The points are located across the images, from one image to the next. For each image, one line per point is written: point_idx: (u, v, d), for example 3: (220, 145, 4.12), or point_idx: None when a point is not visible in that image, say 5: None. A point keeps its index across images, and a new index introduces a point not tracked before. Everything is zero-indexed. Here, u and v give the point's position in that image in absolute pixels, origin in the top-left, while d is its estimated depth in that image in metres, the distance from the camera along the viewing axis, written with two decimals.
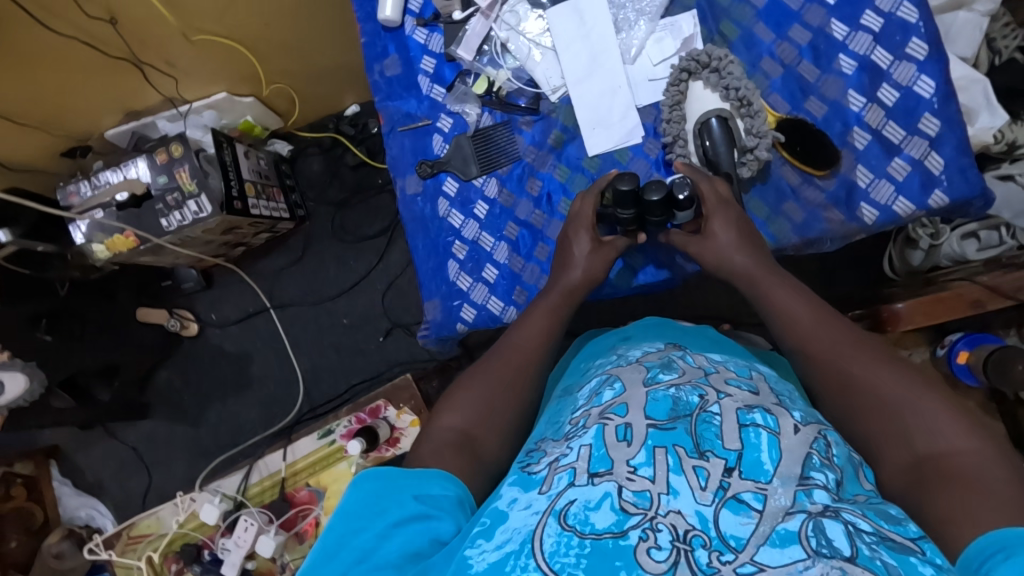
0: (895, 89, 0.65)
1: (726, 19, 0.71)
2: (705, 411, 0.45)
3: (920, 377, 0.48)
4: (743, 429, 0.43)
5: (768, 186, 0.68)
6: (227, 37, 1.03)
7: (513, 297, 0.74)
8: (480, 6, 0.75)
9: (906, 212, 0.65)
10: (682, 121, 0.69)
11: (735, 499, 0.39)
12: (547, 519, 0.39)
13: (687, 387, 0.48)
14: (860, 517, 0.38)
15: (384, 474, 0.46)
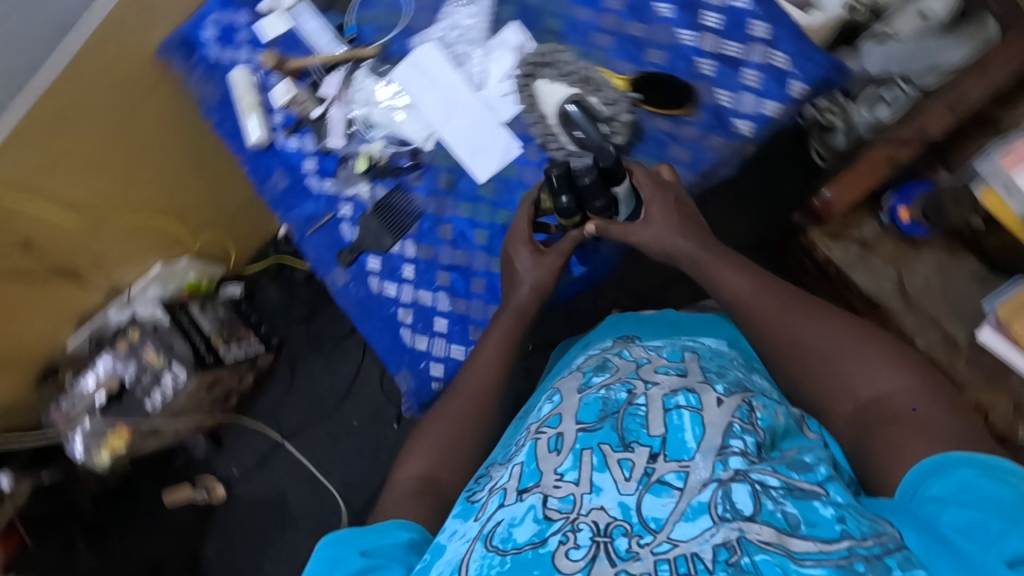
0: (716, 12, 0.69)
1: (547, 16, 0.74)
2: (633, 405, 0.49)
3: (856, 333, 0.54)
4: (667, 413, 0.47)
5: (648, 141, 0.70)
6: (136, 212, 1.07)
7: (469, 337, 0.76)
8: (332, 97, 0.80)
9: (776, 110, 0.68)
10: (543, 124, 0.72)
11: (659, 482, 0.43)
12: (473, 547, 0.43)
13: (616, 385, 0.52)
14: (769, 474, 0.42)
15: (351, 534, 0.50)
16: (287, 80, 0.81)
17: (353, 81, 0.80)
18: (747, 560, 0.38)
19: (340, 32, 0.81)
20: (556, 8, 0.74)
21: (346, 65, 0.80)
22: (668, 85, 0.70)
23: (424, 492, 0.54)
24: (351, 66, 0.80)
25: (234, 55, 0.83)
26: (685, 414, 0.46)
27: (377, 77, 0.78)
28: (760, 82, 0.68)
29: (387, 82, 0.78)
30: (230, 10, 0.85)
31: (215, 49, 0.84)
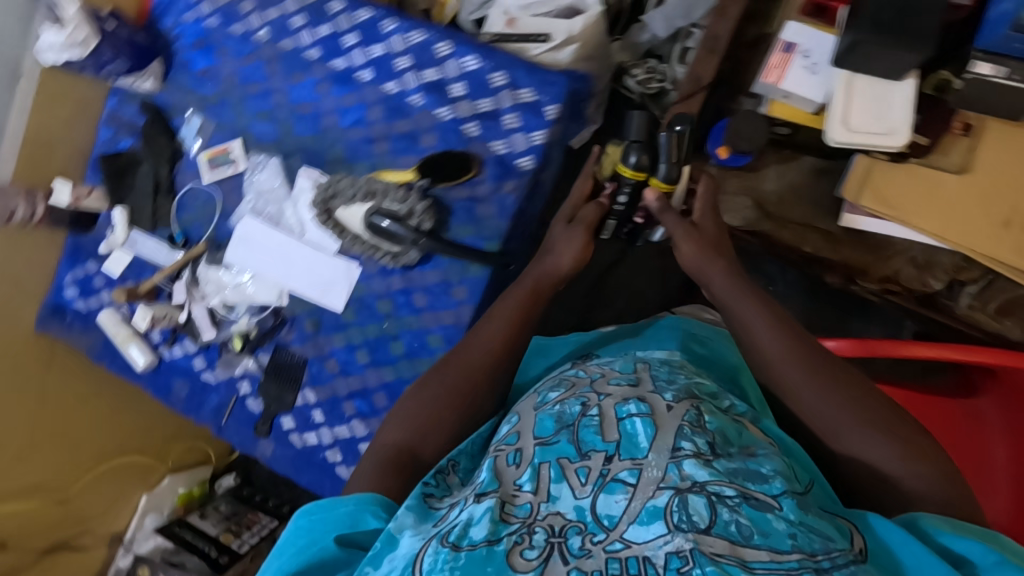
0: (457, 83, 0.76)
1: (327, 148, 0.80)
2: (585, 416, 0.52)
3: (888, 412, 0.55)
4: (620, 422, 0.50)
5: (456, 212, 0.76)
6: (92, 468, 1.04)
7: None
8: (185, 300, 0.85)
9: (545, 137, 0.74)
10: (357, 236, 0.76)
11: (613, 480, 0.47)
12: (428, 543, 0.45)
13: (570, 400, 0.54)
14: (724, 484, 0.46)
15: (339, 499, 0.53)
16: (144, 304, 0.86)
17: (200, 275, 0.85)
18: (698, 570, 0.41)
19: (171, 239, 0.87)
20: (332, 137, 0.80)
21: (186, 266, 0.85)
22: (453, 161, 0.75)
23: (399, 471, 0.58)
24: (192, 264, 0.85)
25: (99, 301, 0.90)
26: (638, 419, 0.50)
27: (217, 264, 0.84)
28: (520, 122, 0.74)
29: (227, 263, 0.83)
30: (80, 264, 0.91)
31: (83, 304, 0.91)
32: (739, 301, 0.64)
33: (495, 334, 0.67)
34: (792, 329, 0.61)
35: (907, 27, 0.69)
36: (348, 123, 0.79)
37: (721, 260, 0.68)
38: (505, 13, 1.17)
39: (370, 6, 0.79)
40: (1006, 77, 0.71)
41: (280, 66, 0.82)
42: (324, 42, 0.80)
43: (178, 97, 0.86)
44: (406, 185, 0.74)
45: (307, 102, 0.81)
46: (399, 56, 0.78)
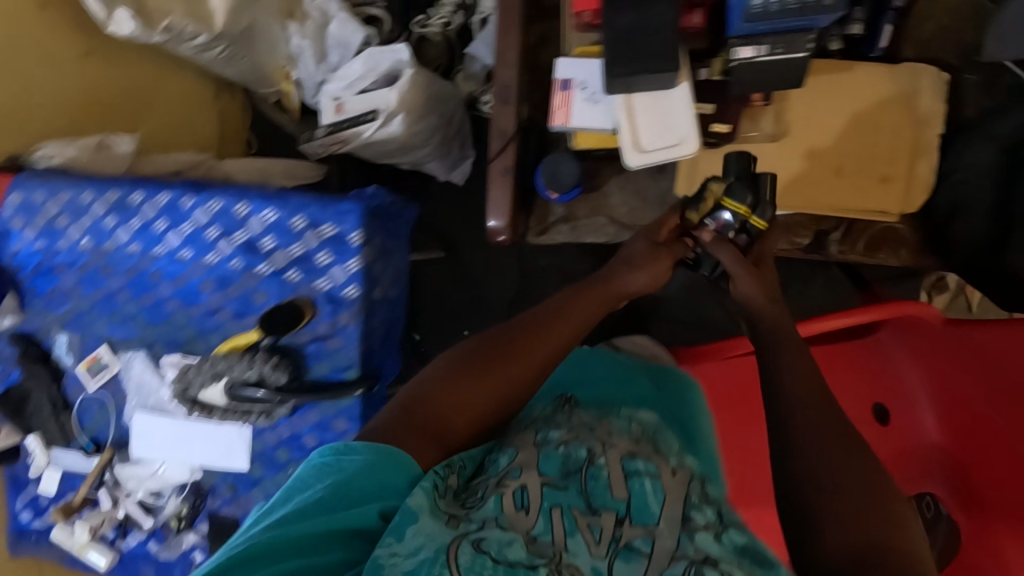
0: (265, 236, 0.78)
1: (180, 329, 0.84)
2: (594, 467, 0.62)
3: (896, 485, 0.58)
4: (630, 482, 0.62)
5: (308, 354, 0.79)
6: None
7: None
8: (118, 497, 0.91)
9: (359, 262, 0.76)
10: (222, 409, 0.78)
11: (627, 545, 0.57)
12: (462, 543, 0.54)
13: (574, 444, 0.65)
14: (723, 558, 0.57)
15: (389, 449, 0.57)
16: (86, 512, 0.92)
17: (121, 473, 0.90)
18: None
19: (85, 450, 0.92)
20: (180, 318, 0.83)
21: (106, 470, 0.90)
22: (285, 311, 0.77)
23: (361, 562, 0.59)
24: (109, 466, 0.90)
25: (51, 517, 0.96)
26: (646, 481, 0.62)
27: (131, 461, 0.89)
28: (332, 256, 0.76)
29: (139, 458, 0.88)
30: (23, 490, 0.97)
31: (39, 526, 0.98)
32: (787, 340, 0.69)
33: (548, 341, 0.70)
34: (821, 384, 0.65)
35: (651, 52, 0.68)
36: (188, 302, 0.83)
37: (771, 305, 0.72)
38: (332, 98, 1.18)
39: (165, 188, 0.81)
40: (769, 52, 0.70)
41: (111, 268, 0.85)
42: (138, 232, 0.83)
43: (38, 322, 0.90)
44: (248, 351, 0.77)
45: (146, 293, 0.84)
46: (207, 227, 0.80)
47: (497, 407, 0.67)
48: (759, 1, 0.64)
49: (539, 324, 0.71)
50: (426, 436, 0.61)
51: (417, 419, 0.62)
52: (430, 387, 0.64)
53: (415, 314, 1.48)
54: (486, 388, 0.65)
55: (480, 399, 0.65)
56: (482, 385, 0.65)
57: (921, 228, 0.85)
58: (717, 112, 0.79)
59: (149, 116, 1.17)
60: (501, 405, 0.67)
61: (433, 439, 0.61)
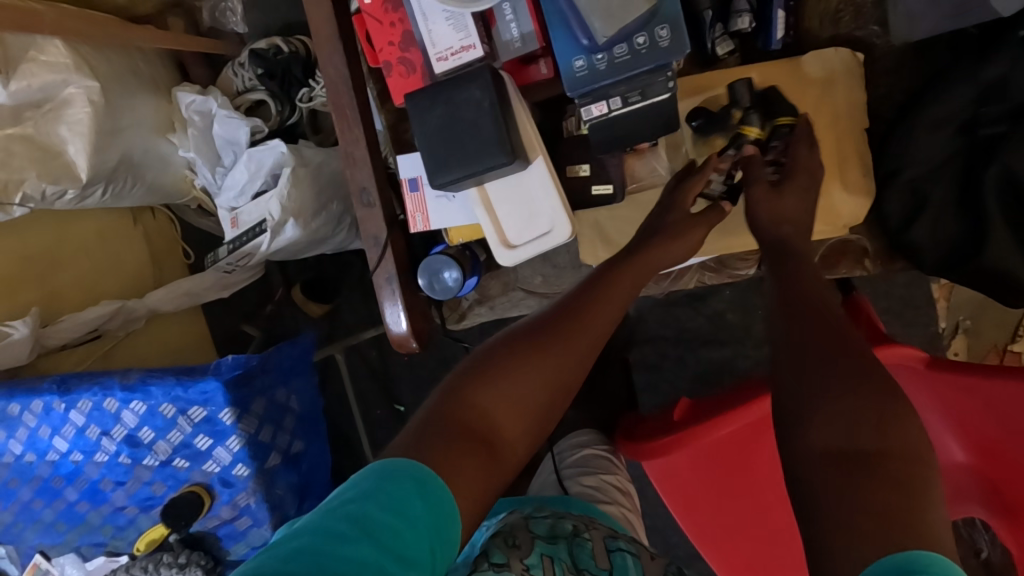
0: (142, 427, 0.72)
1: (99, 530, 0.79)
2: (580, 539, 0.67)
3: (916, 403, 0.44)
4: (613, 554, 0.68)
5: (221, 538, 0.74)
6: None
7: None
8: None
9: (241, 438, 0.69)
10: None
11: None
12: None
13: (560, 522, 0.68)
14: None
15: (416, 465, 0.45)
16: None
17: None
18: None
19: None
20: (93, 518, 0.79)
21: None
22: (181, 505, 0.71)
23: None
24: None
25: None
26: (630, 555, 0.68)
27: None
28: (210, 438, 0.69)
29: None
30: None
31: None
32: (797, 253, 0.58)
33: (599, 316, 0.58)
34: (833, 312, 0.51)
35: (474, 147, 0.57)
36: (96, 502, 0.78)
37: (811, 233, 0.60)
38: (228, 209, 1.10)
39: (34, 394, 0.75)
40: (623, 103, 0.57)
41: (16, 479, 0.81)
42: (26, 441, 0.78)
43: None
44: (153, 556, 0.72)
45: (56, 498, 0.80)
46: (87, 427, 0.75)
47: (548, 410, 0.54)
48: (581, 61, 0.53)
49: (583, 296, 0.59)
50: (468, 442, 0.48)
51: (453, 418, 0.50)
52: (467, 380, 0.53)
53: (389, 388, 1.39)
54: (537, 373, 0.54)
55: (528, 390, 0.53)
56: (531, 375, 0.53)
57: (880, 233, 0.70)
58: (595, 172, 0.66)
59: (51, 281, 1.09)
60: (554, 403, 0.54)
61: (475, 448, 0.48)
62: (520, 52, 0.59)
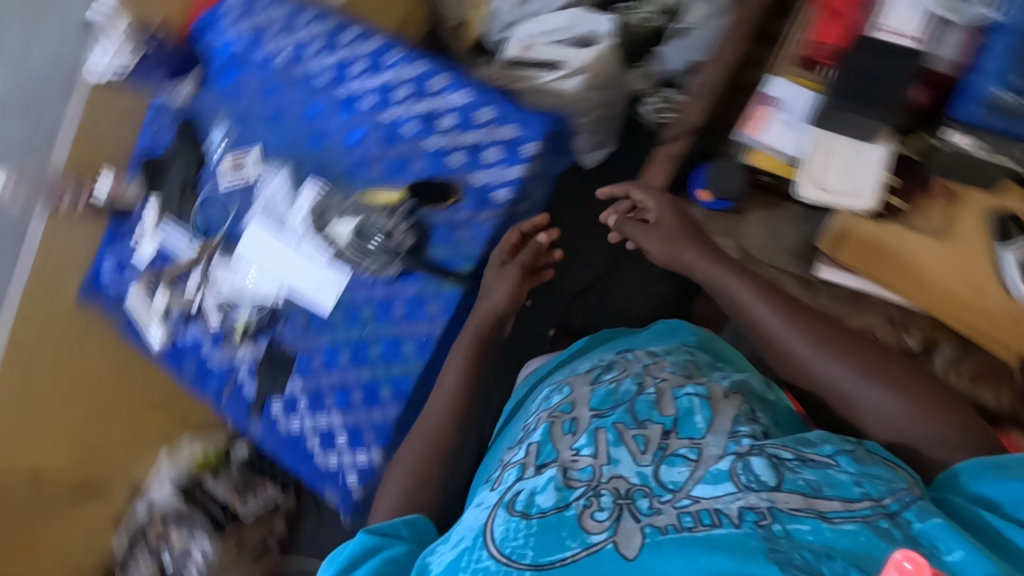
0: (448, 115, 0.84)
1: (323, 167, 0.89)
2: (642, 394, 0.75)
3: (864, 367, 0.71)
4: (679, 400, 0.72)
5: (436, 235, 0.84)
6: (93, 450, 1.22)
7: (368, 441, 0.88)
8: (200, 284, 0.96)
9: (523, 173, 0.82)
10: (343, 246, 0.84)
11: (674, 453, 0.66)
12: (498, 507, 0.66)
13: (627, 380, 0.78)
14: (784, 451, 0.64)
15: None
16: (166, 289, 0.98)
17: (212, 271, 0.95)
18: (780, 525, 0.57)
19: (194, 234, 0.96)
20: (333, 152, 0.89)
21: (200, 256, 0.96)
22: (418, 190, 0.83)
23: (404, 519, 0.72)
24: (205, 259, 0.95)
25: (126, 282, 1.02)
26: (696, 398, 0.72)
27: (225, 262, 0.94)
28: (500, 155, 0.83)
29: (237, 262, 0.93)
30: (118, 245, 1.03)
31: (112, 294, 1.03)
32: (718, 273, 0.82)
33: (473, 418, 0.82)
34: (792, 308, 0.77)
35: (874, 102, 0.80)
36: (348, 143, 0.88)
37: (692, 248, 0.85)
38: (521, 37, 1.19)
39: (376, 40, 0.90)
40: (974, 143, 0.81)
41: (292, 85, 0.92)
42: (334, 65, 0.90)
43: (203, 112, 0.97)
44: (390, 208, 0.83)
45: (314, 119, 0.90)
46: (395, 88, 0.87)
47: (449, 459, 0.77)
48: (992, 91, 0.79)
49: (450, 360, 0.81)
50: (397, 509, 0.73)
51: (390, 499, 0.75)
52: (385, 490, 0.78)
53: None
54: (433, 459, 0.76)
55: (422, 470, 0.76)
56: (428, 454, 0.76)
57: None
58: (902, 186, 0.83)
59: None
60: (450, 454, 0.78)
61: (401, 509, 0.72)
62: (940, 67, 0.83)
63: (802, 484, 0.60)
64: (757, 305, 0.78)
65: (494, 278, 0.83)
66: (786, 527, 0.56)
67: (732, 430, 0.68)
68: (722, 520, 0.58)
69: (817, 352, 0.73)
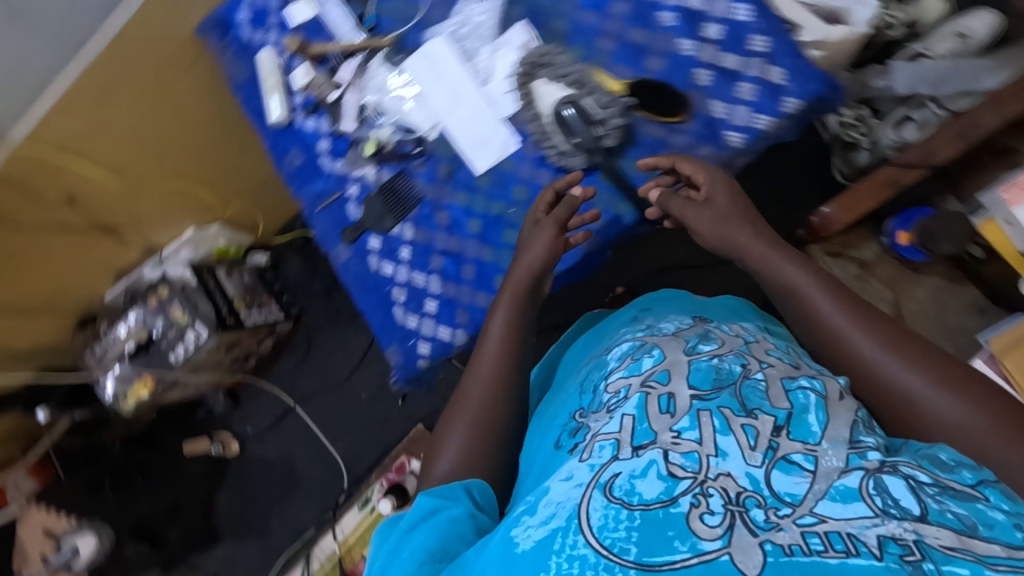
0: (718, 25, 0.78)
1: (554, 16, 0.84)
2: (750, 380, 0.67)
3: (937, 379, 0.63)
4: (793, 394, 0.64)
5: (640, 146, 0.80)
6: (177, 175, 1.33)
7: (457, 320, 0.81)
8: (348, 80, 0.87)
9: (769, 124, 0.76)
10: (540, 118, 0.80)
11: (788, 458, 0.58)
12: (593, 492, 0.58)
13: (729, 359, 0.71)
14: (919, 470, 0.56)
15: None
16: (308, 65, 0.88)
17: (369, 71, 0.87)
18: (931, 564, 0.49)
19: (360, 23, 0.90)
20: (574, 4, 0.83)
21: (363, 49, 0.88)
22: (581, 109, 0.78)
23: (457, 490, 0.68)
24: (368, 55, 0.88)
25: (263, 38, 0.91)
26: (812, 395, 0.64)
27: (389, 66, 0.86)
28: (755, 93, 0.77)
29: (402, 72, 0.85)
30: None
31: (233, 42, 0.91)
32: (773, 258, 0.73)
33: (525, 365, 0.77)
34: (863, 311, 0.69)
35: None
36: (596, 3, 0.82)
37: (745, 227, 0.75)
38: None
39: None
40: None
41: None
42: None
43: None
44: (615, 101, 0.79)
45: None
46: None
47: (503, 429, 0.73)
48: None
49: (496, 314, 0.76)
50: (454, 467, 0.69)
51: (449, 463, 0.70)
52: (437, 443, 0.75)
53: None
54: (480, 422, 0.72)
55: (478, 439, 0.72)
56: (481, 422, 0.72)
57: None
58: None
59: None
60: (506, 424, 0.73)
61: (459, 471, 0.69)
62: None
63: (952, 518, 0.52)
64: (819, 297, 0.70)
65: (534, 232, 0.76)
66: (940, 567, 0.48)
67: (854, 441, 0.60)
68: (860, 548, 0.50)
69: (884, 352, 0.66)
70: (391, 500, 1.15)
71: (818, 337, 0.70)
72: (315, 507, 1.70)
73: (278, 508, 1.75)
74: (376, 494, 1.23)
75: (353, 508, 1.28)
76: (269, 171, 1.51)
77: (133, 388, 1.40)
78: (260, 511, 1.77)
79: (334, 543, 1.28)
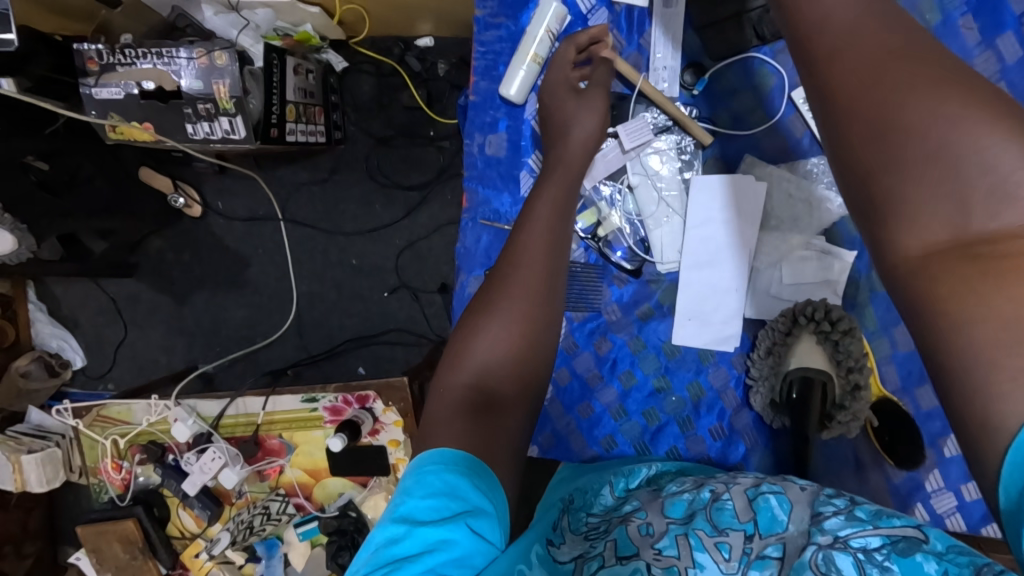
0: None
1: None
2: (717, 502, 0.59)
3: (969, 100, 0.48)
4: (754, 502, 0.57)
5: (838, 453, 0.93)
6: None
7: (540, 439, 0.95)
8: (623, 144, 0.93)
9: (956, 525, 0.86)
10: (771, 370, 0.89)
11: (759, 558, 0.53)
12: None
13: (698, 489, 0.63)
14: (870, 538, 0.51)
15: None
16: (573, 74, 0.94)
17: (647, 152, 0.95)
18: None
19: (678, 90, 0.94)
20: None
21: (671, 120, 0.93)
22: (813, 388, 0.86)
23: (479, 406, 0.67)
24: (659, 131, 0.94)
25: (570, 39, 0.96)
26: (774, 496, 0.57)
27: (671, 168, 0.94)
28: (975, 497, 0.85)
29: (676, 183, 0.94)
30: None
31: (493, 6, 0.96)
32: None
33: (559, 283, 0.76)
34: (893, 25, 0.54)
35: None
36: None
37: None
38: None
39: None
40: None
41: None
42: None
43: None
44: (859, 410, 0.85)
45: None
46: None
47: (535, 338, 0.72)
48: None
49: (545, 192, 0.81)
50: (471, 414, 0.66)
51: (461, 395, 0.68)
52: (444, 370, 0.71)
53: None
54: (512, 328, 0.71)
55: (508, 346, 0.70)
56: (507, 322, 0.71)
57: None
58: None
59: None
60: (540, 336, 0.73)
61: (481, 416, 0.66)
62: None
63: None
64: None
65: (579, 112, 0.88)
66: None
67: (817, 514, 0.55)
68: None
69: (891, 73, 0.51)
70: (344, 441, 1.14)
71: (816, 65, 0.55)
72: (245, 317, 1.61)
73: (210, 290, 1.63)
74: (325, 401, 1.20)
75: (294, 394, 1.22)
76: (443, 7, 1.23)
77: (126, 128, 1.14)
78: (189, 279, 1.64)
79: (258, 408, 1.24)
